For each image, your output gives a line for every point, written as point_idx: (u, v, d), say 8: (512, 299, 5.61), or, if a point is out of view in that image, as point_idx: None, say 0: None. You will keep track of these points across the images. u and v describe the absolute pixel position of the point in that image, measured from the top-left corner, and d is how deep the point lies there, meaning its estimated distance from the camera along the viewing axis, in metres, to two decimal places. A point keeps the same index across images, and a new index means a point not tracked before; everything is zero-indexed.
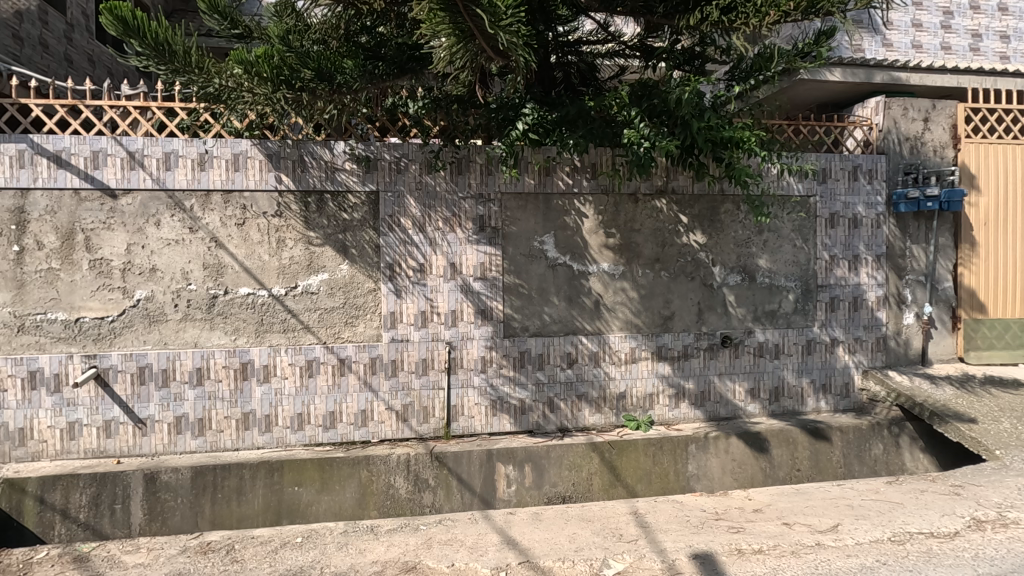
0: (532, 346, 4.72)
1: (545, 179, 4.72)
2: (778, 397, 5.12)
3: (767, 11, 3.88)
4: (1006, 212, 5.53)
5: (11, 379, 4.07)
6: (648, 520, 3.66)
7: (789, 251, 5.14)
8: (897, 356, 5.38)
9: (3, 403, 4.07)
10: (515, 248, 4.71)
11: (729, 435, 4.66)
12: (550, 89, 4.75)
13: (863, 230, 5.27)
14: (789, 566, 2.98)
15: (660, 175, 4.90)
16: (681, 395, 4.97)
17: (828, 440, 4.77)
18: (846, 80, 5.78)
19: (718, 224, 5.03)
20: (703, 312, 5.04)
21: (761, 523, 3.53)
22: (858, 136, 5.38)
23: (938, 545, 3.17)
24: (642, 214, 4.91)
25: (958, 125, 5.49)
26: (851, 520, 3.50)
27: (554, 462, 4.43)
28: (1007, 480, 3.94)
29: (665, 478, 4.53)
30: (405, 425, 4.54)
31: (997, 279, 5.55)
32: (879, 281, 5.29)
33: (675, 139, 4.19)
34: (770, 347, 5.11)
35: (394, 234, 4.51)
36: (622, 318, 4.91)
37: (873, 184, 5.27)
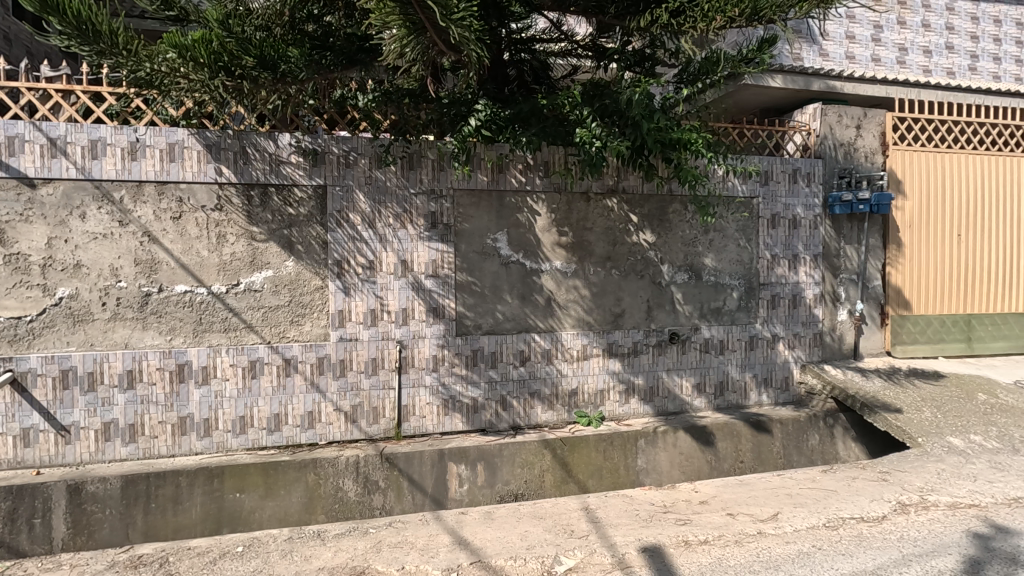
0: (484, 344, 4.69)
1: (497, 176, 4.69)
2: (723, 391, 5.30)
3: (713, 16, 3.97)
4: (928, 215, 5.92)
5: (43, 379, 3.89)
6: (598, 515, 3.71)
7: (733, 250, 5.32)
8: (832, 351, 5.67)
9: (34, 403, 3.88)
10: (467, 246, 4.67)
11: (677, 429, 4.78)
12: (503, 87, 4.78)
13: (802, 230, 5.51)
14: (733, 555, 3.07)
15: (611, 174, 4.97)
16: (631, 391, 5.06)
17: (769, 432, 4.97)
18: (787, 87, 5.96)
19: (666, 224, 5.15)
20: (653, 309, 5.15)
21: (707, 515, 3.64)
22: (798, 141, 5.63)
23: (868, 529, 3.35)
24: (594, 213, 4.96)
25: (886, 132, 5.83)
26: (790, 509, 3.66)
27: (507, 460, 4.42)
28: (928, 465, 4.22)
29: (615, 473, 4.61)
30: (354, 426, 4.42)
31: (920, 278, 5.93)
32: (816, 279, 5.56)
33: (625, 139, 4.26)
34: (716, 343, 5.28)
35: (342, 229, 4.38)
36: (574, 316, 4.95)
37: (811, 187, 5.53)
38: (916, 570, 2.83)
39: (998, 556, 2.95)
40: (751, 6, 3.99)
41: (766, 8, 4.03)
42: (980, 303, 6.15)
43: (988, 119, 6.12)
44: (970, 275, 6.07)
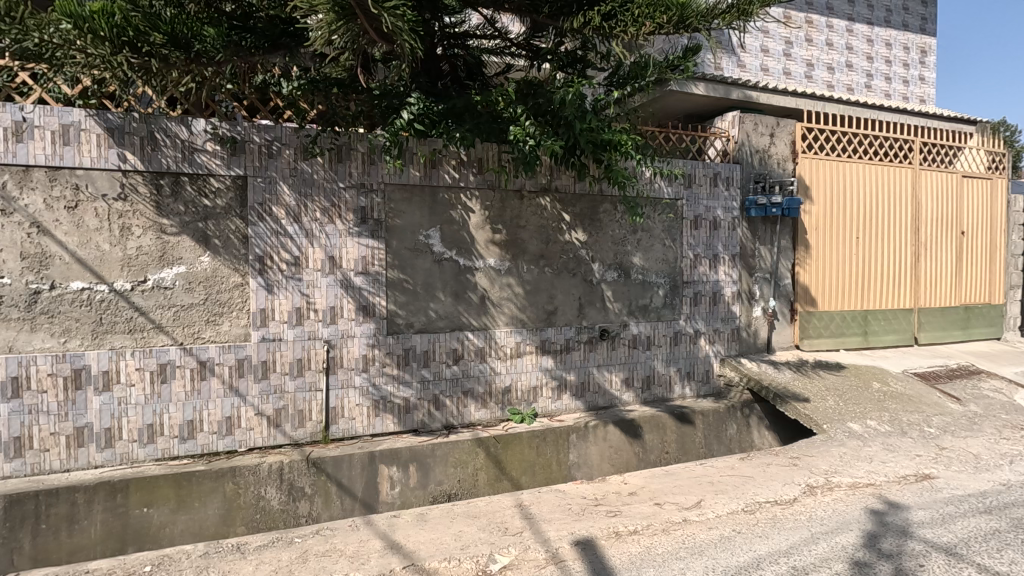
0: (417, 343, 4.60)
1: (431, 172, 4.61)
2: (649, 385, 5.49)
3: (643, 22, 4.11)
4: (831, 219, 6.42)
5: (122, 373, 3.82)
6: (532, 511, 3.72)
7: (660, 250, 5.53)
8: (748, 345, 6.03)
9: (114, 398, 3.80)
10: (399, 242, 4.55)
11: (607, 423, 4.90)
12: (436, 81, 4.73)
13: (722, 232, 5.82)
14: (661, 543, 3.18)
15: (544, 173, 5.01)
16: (563, 387, 5.14)
17: (692, 423, 5.21)
18: (709, 94, 6.19)
19: (597, 223, 5.27)
20: (584, 306, 5.25)
21: (636, 505, 3.75)
22: (718, 146, 5.97)
23: (781, 511, 3.58)
24: (527, 211, 4.98)
25: (796, 141, 6.26)
26: (712, 496, 3.85)
27: (440, 460, 4.34)
28: (832, 450, 4.57)
29: (548, 469, 4.67)
30: (277, 431, 4.19)
31: (824, 277, 6.42)
32: (734, 278, 5.89)
33: (559, 139, 4.32)
34: (643, 339, 5.47)
35: (264, 223, 4.13)
36: (507, 314, 4.95)
37: (730, 190, 5.85)
38: (823, 547, 3.05)
39: (891, 529, 3.24)
40: (678, 14, 4.13)
41: (691, 17, 4.16)
42: (874, 300, 6.74)
43: (883, 133, 6.71)
44: (867, 275, 6.65)
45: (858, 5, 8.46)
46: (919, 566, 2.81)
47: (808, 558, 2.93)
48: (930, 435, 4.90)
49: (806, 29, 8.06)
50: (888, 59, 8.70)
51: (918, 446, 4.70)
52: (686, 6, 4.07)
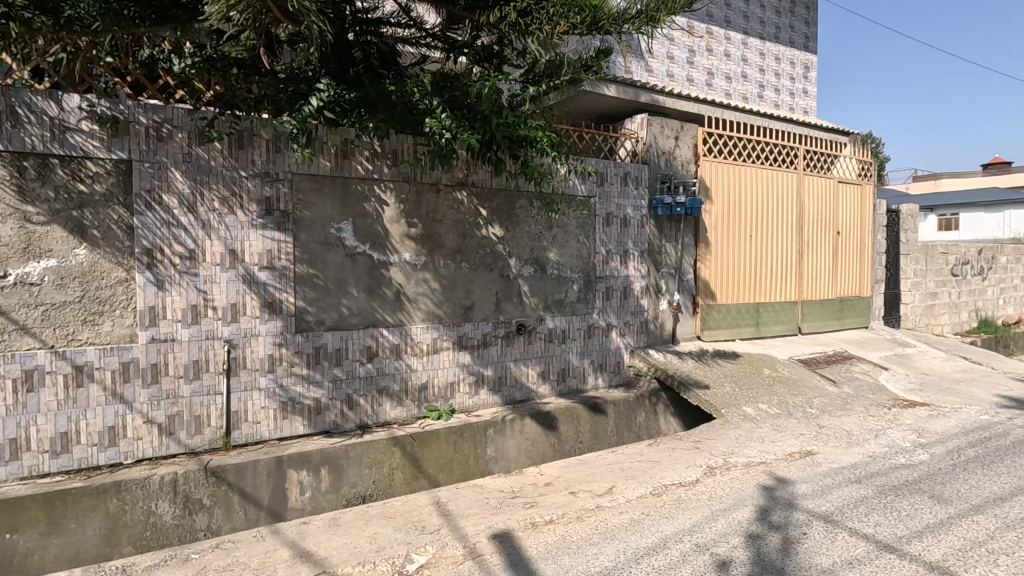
0: (328, 341, 4.40)
1: (342, 163, 4.41)
2: (564, 377, 5.63)
3: (558, 21, 4.18)
4: (728, 218, 6.90)
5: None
6: (449, 508, 3.70)
7: (574, 246, 5.69)
8: (655, 337, 6.36)
9: None
10: (308, 235, 4.33)
11: (524, 417, 4.96)
12: (348, 68, 4.56)
13: (631, 229, 6.08)
14: (575, 530, 3.27)
15: (460, 167, 4.97)
16: (480, 382, 5.14)
17: (605, 412, 5.41)
18: (621, 96, 6.40)
19: (514, 219, 5.31)
20: (501, 301, 5.28)
21: (552, 495, 3.84)
22: (628, 147, 6.24)
23: (685, 492, 3.81)
24: (444, 205, 4.92)
25: (698, 144, 6.66)
26: (622, 482, 4.02)
27: (354, 461, 4.19)
28: (729, 432, 4.93)
29: (466, 464, 4.66)
30: (170, 439, 3.85)
31: (723, 272, 6.90)
32: (642, 273, 6.18)
33: (475, 133, 4.30)
34: (558, 333, 5.60)
35: (152, 212, 3.76)
36: (424, 310, 4.87)
37: (639, 190, 6.15)
38: (722, 523, 3.28)
39: (780, 502, 3.54)
40: (591, 16, 4.22)
41: (604, 19, 4.28)
42: (765, 293, 7.34)
43: (773, 139, 7.29)
44: (759, 271, 7.22)
45: (752, 21, 9.16)
46: (802, 534, 3.09)
47: (709, 535, 3.13)
48: (811, 415, 5.42)
49: (706, 39, 8.62)
50: (777, 72, 9.49)
51: (801, 425, 5.18)
52: (599, 8, 4.18)
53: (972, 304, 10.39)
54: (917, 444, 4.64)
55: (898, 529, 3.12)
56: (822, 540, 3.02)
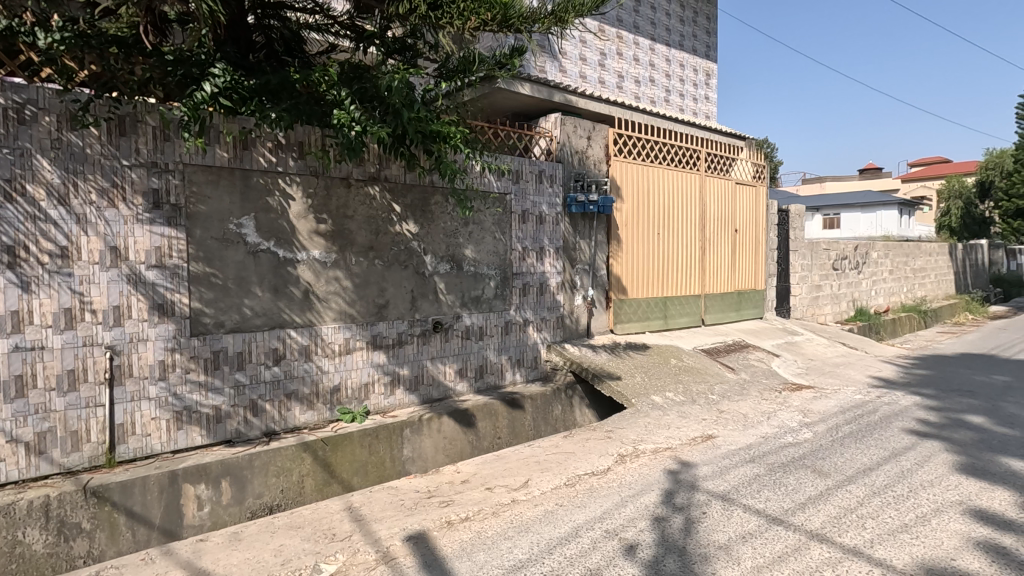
0: (229, 344, 4.12)
1: (241, 154, 4.14)
2: (482, 373, 5.64)
3: (469, 17, 4.17)
4: (637, 216, 7.21)
5: None
6: (362, 513, 3.58)
7: (490, 242, 5.72)
8: (571, 331, 6.53)
9: None
10: (203, 231, 4.02)
11: (441, 415, 4.91)
12: (246, 53, 4.27)
13: (546, 226, 6.22)
14: (490, 526, 3.28)
15: (372, 161, 4.83)
16: (396, 381, 5.03)
17: (522, 407, 5.48)
18: (534, 95, 6.49)
19: (428, 215, 5.24)
20: (416, 299, 5.20)
21: (468, 492, 3.83)
22: (542, 145, 6.42)
23: (597, 480, 3.94)
24: (355, 201, 4.75)
25: (609, 145, 6.89)
26: (538, 474, 4.09)
27: (259, 471, 3.95)
28: (639, 421, 5.16)
29: (381, 466, 4.53)
30: (41, 459, 3.44)
31: (633, 268, 7.21)
32: (557, 269, 6.33)
33: (386, 126, 4.17)
34: (475, 330, 5.61)
35: (15, 205, 3.35)
36: (335, 309, 4.69)
37: (553, 188, 6.27)
38: (630, 509, 3.42)
39: (683, 485, 3.75)
40: (501, 14, 4.22)
41: (514, 18, 4.31)
42: (672, 288, 7.75)
43: (677, 142, 7.70)
44: (666, 266, 7.61)
45: (659, 28, 9.62)
46: (702, 514, 3.29)
47: (618, 521, 3.26)
48: (712, 401, 5.80)
49: (616, 43, 8.95)
50: (681, 78, 10.04)
51: (704, 411, 5.53)
52: (509, 6, 4.19)
53: (850, 295, 11.56)
54: (802, 423, 5.10)
55: (785, 502, 3.41)
56: (720, 517, 3.23)
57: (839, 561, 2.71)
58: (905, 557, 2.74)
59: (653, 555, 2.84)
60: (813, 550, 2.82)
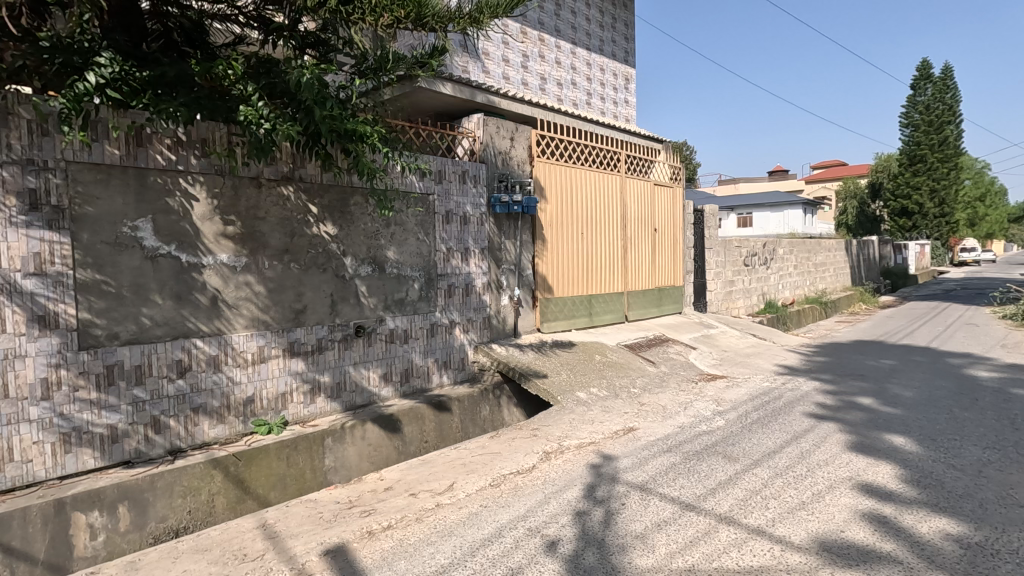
0: (125, 357, 3.80)
1: (135, 151, 3.84)
2: (408, 377, 5.54)
3: (381, 13, 4.10)
4: (561, 216, 7.35)
5: None
6: (277, 529, 3.41)
7: (413, 244, 5.64)
8: (498, 331, 6.56)
9: None
10: (92, 235, 3.69)
11: (365, 421, 4.77)
12: (140, 42, 3.98)
13: (471, 227, 6.21)
14: (413, 532, 3.22)
15: (285, 160, 4.62)
16: (316, 389, 4.83)
17: (449, 410, 5.43)
18: (456, 95, 6.45)
19: (347, 216, 5.09)
20: (337, 303, 5.03)
21: (391, 500, 3.74)
22: (465, 145, 6.40)
23: (522, 479, 3.97)
24: (267, 201, 4.52)
25: (532, 146, 6.98)
26: (463, 477, 4.06)
27: (162, 492, 3.67)
28: (565, 417, 5.25)
29: (301, 479, 4.33)
30: None
31: (559, 267, 7.34)
32: (483, 270, 6.34)
33: (297, 124, 4.00)
34: (399, 333, 5.51)
35: None
36: (247, 316, 4.44)
37: (477, 188, 6.27)
38: (553, 505, 3.47)
39: (604, 478, 3.86)
40: (415, 11, 4.21)
41: (429, 16, 4.29)
42: (596, 286, 7.95)
43: (598, 144, 7.92)
44: (590, 265, 7.81)
45: (579, 32, 9.85)
46: (621, 505, 3.40)
47: (540, 518, 3.30)
48: (634, 395, 6.01)
49: (538, 46, 9.09)
50: (602, 82, 10.34)
51: (626, 405, 5.72)
52: (422, 5, 4.17)
53: (760, 290, 12.36)
54: (716, 412, 5.39)
55: (697, 488, 3.59)
56: (638, 507, 3.35)
57: (744, 541, 2.88)
58: (802, 532, 2.96)
59: (573, 550, 2.90)
60: (722, 533, 2.98)
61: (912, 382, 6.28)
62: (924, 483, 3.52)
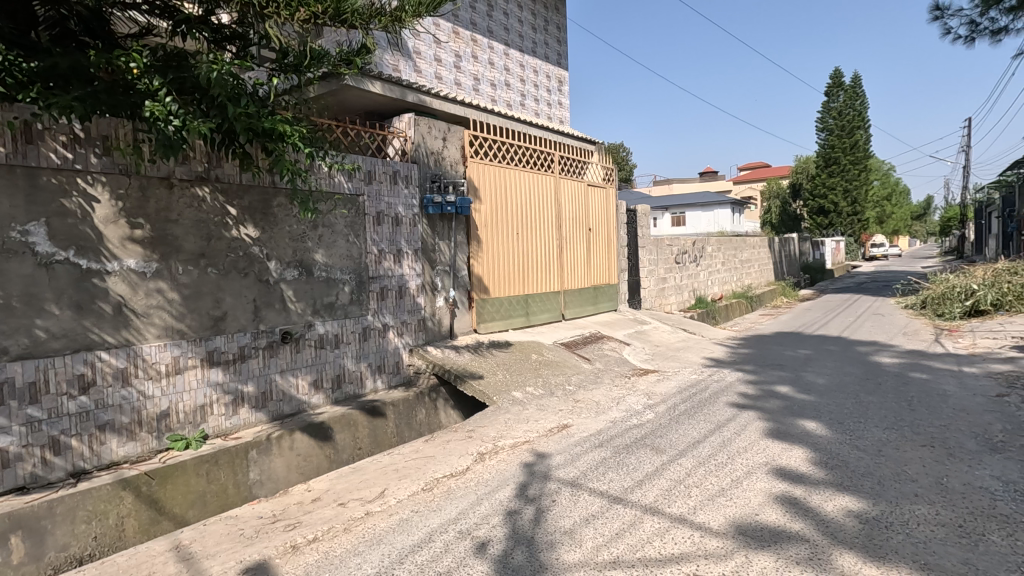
0: (16, 373, 3.48)
1: (23, 148, 3.52)
2: (340, 384, 5.39)
3: (297, 8, 3.98)
4: (495, 216, 7.37)
5: None
6: (192, 550, 3.23)
7: (343, 246, 5.49)
8: (433, 333, 6.49)
9: None
10: None
11: (293, 431, 4.59)
12: (28, 30, 3.66)
13: (403, 228, 6.12)
14: (340, 543, 3.13)
15: (199, 160, 4.38)
16: (239, 400, 4.61)
17: (384, 415, 5.31)
18: (386, 94, 6.33)
19: (270, 218, 4.88)
20: (260, 309, 4.81)
21: (319, 511, 3.63)
22: (397, 145, 6.29)
23: (455, 481, 3.95)
24: (180, 203, 4.27)
25: (465, 146, 6.96)
26: (395, 483, 3.99)
27: (63, 518, 3.37)
28: (500, 417, 5.27)
29: (223, 495, 4.11)
30: None
31: (494, 267, 7.36)
32: (417, 271, 6.26)
33: (209, 121, 3.79)
34: (330, 338, 5.34)
35: None
36: (159, 325, 4.17)
37: (409, 189, 6.19)
38: (485, 506, 3.47)
39: (537, 476, 3.90)
40: (333, 7, 4.13)
41: (348, 12, 4.20)
42: (533, 285, 8.02)
43: (531, 145, 7.99)
44: (525, 264, 7.87)
45: (511, 34, 9.92)
46: (552, 502, 3.44)
47: (472, 520, 3.28)
48: (569, 392, 6.11)
49: (471, 46, 9.08)
50: (535, 83, 10.46)
51: (561, 402, 5.81)
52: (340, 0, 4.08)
53: (690, 286, 12.87)
54: (646, 405, 5.56)
55: (625, 481, 3.69)
56: (567, 503, 3.41)
57: (667, 530, 2.99)
58: (720, 517, 3.10)
59: (502, 550, 2.90)
60: (646, 523, 3.08)
61: (825, 370, 6.72)
62: (831, 464, 3.78)
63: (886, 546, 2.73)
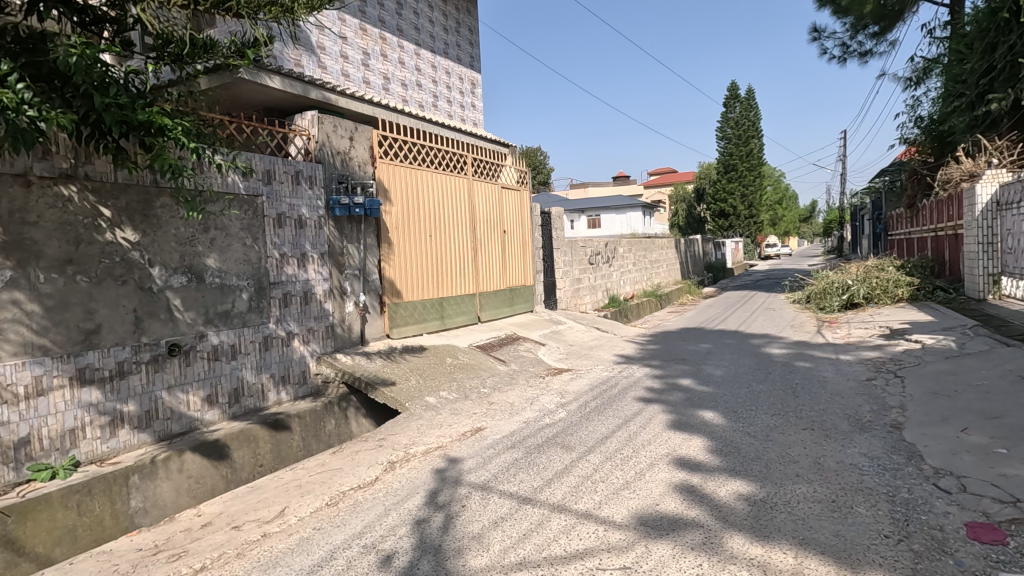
0: None
1: None
2: (238, 397, 5.03)
3: None
4: (406, 218, 7.22)
5: None
6: None
7: (239, 250, 5.14)
8: (343, 340, 6.25)
9: None
10: None
11: (182, 452, 4.21)
12: None
13: (308, 231, 5.84)
14: (232, 570, 2.90)
15: (63, 155, 3.93)
16: (118, 421, 4.16)
17: (288, 428, 5.01)
18: (286, 90, 6.00)
19: (152, 220, 4.47)
20: (142, 320, 4.39)
21: (209, 537, 3.35)
22: (299, 144, 5.98)
23: (362, 493, 3.80)
24: (39, 204, 3.81)
25: (373, 147, 6.76)
26: (297, 500, 3.77)
27: None
28: (412, 424, 5.15)
29: (97, 527, 3.67)
30: None
31: (406, 270, 7.20)
32: (324, 276, 6.00)
33: (72, 111, 3.40)
34: (225, 349, 4.98)
35: None
36: (14, 341, 3.68)
37: (313, 190, 5.91)
38: (393, 517, 3.36)
39: (448, 482, 3.83)
40: None
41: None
42: (447, 287, 7.94)
43: (443, 146, 7.91)
44: (439, 267, 7.77)
45: (422, 34, 9.79)
46: (461, 507, 3.40)
47: (377, 533, 3.17)
48: (484, 395, 6.10)
49: (380, 43, 8.86)
50: (447, 85, 10.40)
51: (475, 405, 5.78)
52: None
53: (604, 286, 13.31)
54: (558, 404, 5.65)
55: (536, 480, 3.72)
56: (477, 507, 3.37)
57: (573, 526, 3.03)
58: (624, 510, 3.19)
59: (408, 561, 2.82)
60: (553, 522, 3.11)
61: (723, 362, 7.18)
62: (726, 451, 4.01)
63: (770, 525, 2.93)
